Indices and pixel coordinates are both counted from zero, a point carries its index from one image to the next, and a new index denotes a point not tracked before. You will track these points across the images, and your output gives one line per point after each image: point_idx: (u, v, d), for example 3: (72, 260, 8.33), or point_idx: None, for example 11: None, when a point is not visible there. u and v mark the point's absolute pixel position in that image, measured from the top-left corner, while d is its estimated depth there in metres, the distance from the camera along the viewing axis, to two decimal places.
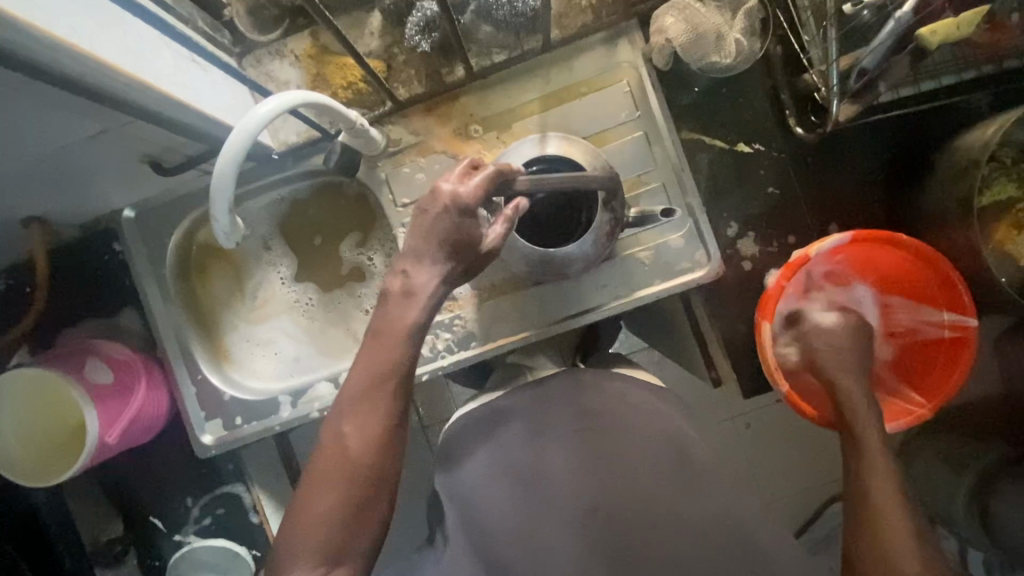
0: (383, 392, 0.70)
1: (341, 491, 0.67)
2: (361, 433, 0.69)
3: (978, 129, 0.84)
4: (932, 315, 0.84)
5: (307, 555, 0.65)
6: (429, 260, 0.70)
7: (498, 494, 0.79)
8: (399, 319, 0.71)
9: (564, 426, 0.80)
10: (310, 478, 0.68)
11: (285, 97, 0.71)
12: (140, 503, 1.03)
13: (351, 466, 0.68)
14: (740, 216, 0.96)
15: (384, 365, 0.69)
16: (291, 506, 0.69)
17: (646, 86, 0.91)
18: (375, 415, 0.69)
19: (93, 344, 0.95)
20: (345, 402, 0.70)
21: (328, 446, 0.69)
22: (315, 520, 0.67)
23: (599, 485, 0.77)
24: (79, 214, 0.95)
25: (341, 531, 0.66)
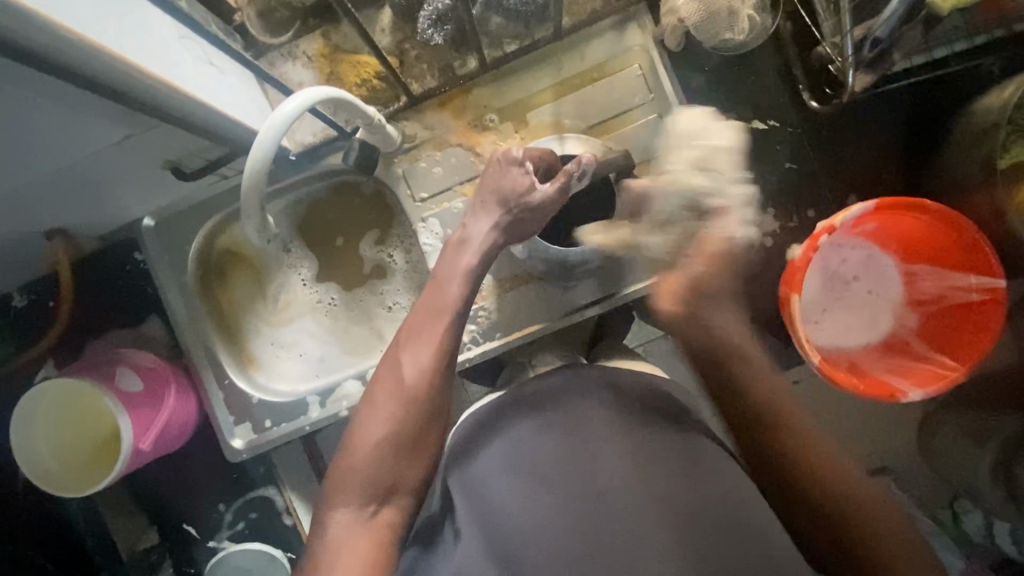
0: (436, 330, 0.73)
1: (398, 422, 0.69)
2: (416, 365, 0.71)
3: (995, 92, 0.84)
4: (959, 279, 0.84)
5: (354, 491, 0.67)
6: (488, 211, 0.80)
7: (494, 489, 0.68)
8: (453, 264, 0.78)
9: (574, 410, 0.70)
10: (366, 407, 0.71)
11: (307, 93, 0.72)
12: (173, 511, 1.04)
13: (402, 401, 0.70)
14: (758, 193, 0.96)
15: (438, 307, 0.74)
16: (343, 443, 0.71)
17: (658, 68, 0.91)
18: (429, 348, 0.72)
19: (121, 353, 0.95)
20: (406, 334, 0.74)
21: (382, 383, 0.72)
22: (370, 453, 0.69)
23: (609, 474, 0.65)
24: (101, 224, 0.96)
25: (386, 469, 0.68)
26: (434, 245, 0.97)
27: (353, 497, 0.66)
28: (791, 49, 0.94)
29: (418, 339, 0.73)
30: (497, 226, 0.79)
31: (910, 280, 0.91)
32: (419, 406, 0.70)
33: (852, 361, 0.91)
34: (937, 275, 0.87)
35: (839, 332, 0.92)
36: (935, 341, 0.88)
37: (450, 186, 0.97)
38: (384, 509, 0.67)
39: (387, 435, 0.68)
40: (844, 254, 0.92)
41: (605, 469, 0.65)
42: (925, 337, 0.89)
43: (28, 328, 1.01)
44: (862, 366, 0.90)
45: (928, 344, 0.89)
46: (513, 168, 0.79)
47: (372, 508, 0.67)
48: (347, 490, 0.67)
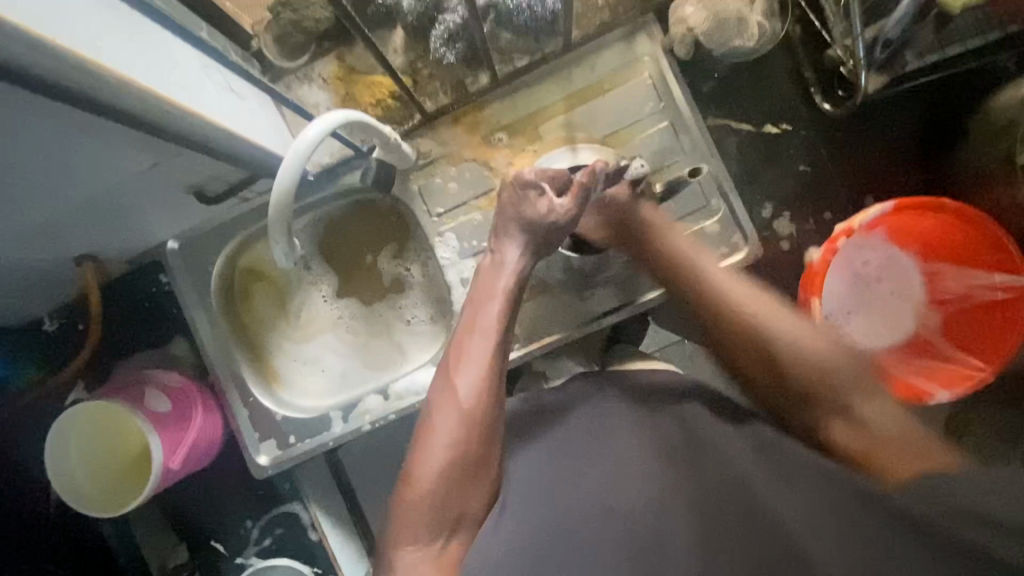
0: (484, 350, 0.72)
1: (462, 449, 0.67)
2: (470, 385, 0.70)
3: (1009, 89, 0.83)
4: (979, 277, 0.84)
5: (421, 527, 0.64)
6: (510, 235, 0.79)
7: (504, 512, 0.67)
8: (490, 286, 0.77)
9: (585, 431, 0.72)
10: (427, 432, 0.69)
11: (330, 118, 0.73)
12: (203, 527, 1.06)
13: (462, 424, 0.68)
14: (774, 197, 0.96)
15: (484, 327, 0.74)
16: (400, 476, 0.68)
17: (669, 77, 0.92)
18: (481, 367, 0.71)
19: (148, 375, 0.98)
20: (453, 359, 0.73)
21: (438, 408, 0.70)
22: (434, 483, 0.66)
23: (620, 492, 0.64)
24: (128, 248, 0.99)
25: (448, 500, 0.65)
26: (452, 259, 0.98)
27: (419, 533, 0.64)
28: (801, 51, 0.94)
29: (467, 365, 0.72)
30: (522, 248, 0.79)
31: (933, 277, 0.89)
32: (476, 428, 0.68)
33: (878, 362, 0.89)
34: (957, 273, 0.87)
35: (860, 335, 0.91)
36: (960, 340, 0.88)
37: (465, 200, 0.98)
38: (453, 542, 0.65)
39: (447, 461, 0.66)
40: (865, 256, 0.90)
41: (619, 489, 0.64)
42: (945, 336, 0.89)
43: (58, 352, 1.04)
44: (889, 368, 0.89)
45: (951, 342, 0.88)
46: (531, 192, 0.78)
47: (440, 542, 0.64)
48: (414, 526, 0.64)
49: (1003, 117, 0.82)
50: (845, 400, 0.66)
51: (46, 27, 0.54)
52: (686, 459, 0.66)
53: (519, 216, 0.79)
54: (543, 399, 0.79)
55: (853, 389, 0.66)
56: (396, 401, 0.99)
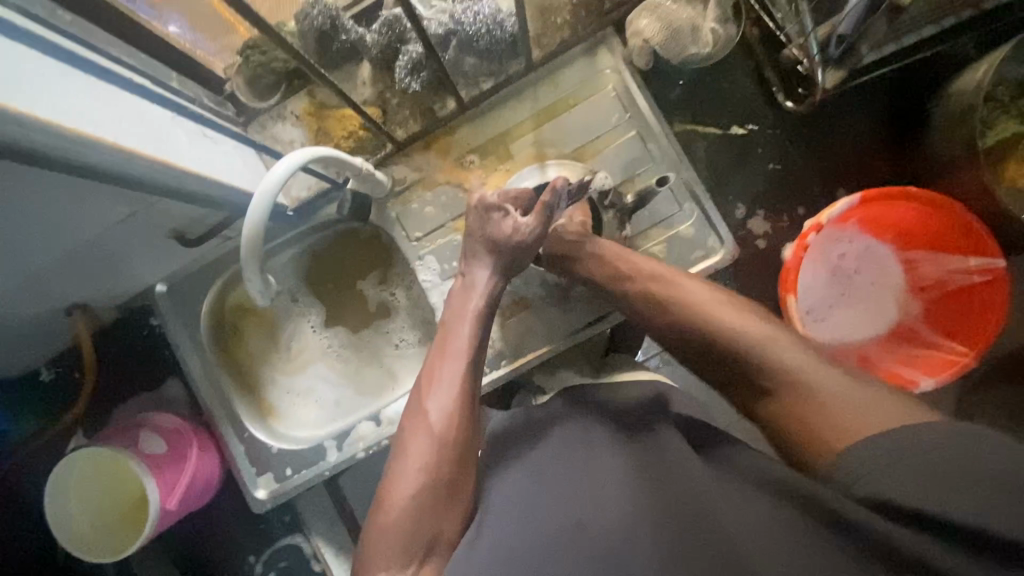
0: (457, 373, 0.73)
1: (435, 472, 0.68)
2: (441, 409, 0.71)
3: (968, 73, 0.83)
4: (956, 262, 0.84)
5: (393, 553, 0.65)
6: (480, 257, 0.80)
7: (483, 533, 0.66)
8: (462, 308, 0.79)
9: (567, 449, 0.73)
10: (399, 457, 0.71)
11: (296, 155, 0.75)
12: (206, 566, 1.06)
13: (434, 448, 0.69)
14: (746, 197, 0.97)
15: (456, 349, 0.75)
16: (374, 501, 0.70)
17: (631, 88, 0.94)
18: (453, 389, 0.72)
19: (144, 417, 0.99)
20: (426, 383, 0.74)
21: (411, 434, 0.71)
22: (407, 508, 0.67)
23: (591, 514, 0.62)
24: (117, 294, 1.01)
25: (421, 525, 0.66)
26: (433, 281, 1.00)
27: (393, 559, 0.65)
28: (760, 53, 0.96)
29: (441, 388, 0.73)
30: (492, 268, 0.80)
31: (911, 267, 0.90)
32: (449, 450, 0.69)
33: (862, 354, 0.91)
34: (935, 259, 0.87)
35: (844, 328, 0.92)
36: (943, 326, 0.87)
37: (443, 223, 1.00)
38: (426, 567, 0.66)
39: (422, 486, 0.67)
40: (841, 249, 0.91)
41: (599, 507, 0.63)
42: (930, 323, 0.89)
43: (56, 401, 1.06)
44: (874, 360, 0.90)
45: (935, 329, 0.88)
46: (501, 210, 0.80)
47: (413, 568, 0.65)
48: (387, 552, 0.65)
49: (963, 101, 0.82)
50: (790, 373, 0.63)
51: (17, 99, 0.56)
52: (654, 477, 0.65)
53: (490, 235, 0.80)
54: (529, 414, 0.80)
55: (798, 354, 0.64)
56: (388, 426, 1.00)
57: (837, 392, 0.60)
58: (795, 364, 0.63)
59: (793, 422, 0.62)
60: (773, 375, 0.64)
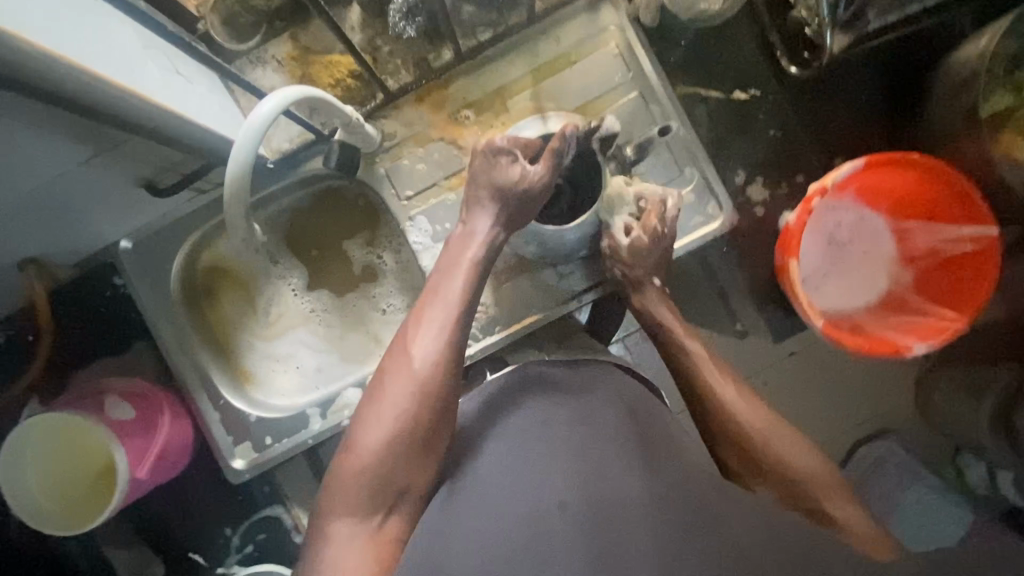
0: (443, 324, 0.70)
1: (408, 421, 0.66)
2: (425, 357, 0.68)
3: (969, 44, 0.84)
4: (948, 230, 0.86)
5: (356, 499, 0.64)
6: (484, 206, 0.76)
7: (448, 511, 0.61)
8: (458, 257, 0.75)
9: (550, 423, 0.66)
10: (374, 399, 0.68)
11: (285, 92, 0.69)
12: (179, 540, 1.01)
13: (416, 394, 0.67)
14: (746, 163, 0.96)
15: (448, 298, 0.71)
16: (342, 443, 0.68)
17: (635, 45, 0.91)
18: (442, 335, 0.69)
19: (105, 382, 0.91)
20: (410, 329, 0.71)
21: (390, 374, 0.69)
22: (369, 456, 0.65)
23: (586, 483, 0.59)
24: (77, 249, 0.93)
25: (388, 470, 0.65)
26: (424, 243, 0.96)
27: (357, 504, 0.64)
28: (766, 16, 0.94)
29: (427, 336, 0.69)
30: (496, 220, 0.76)
31: (903, 236, 0.92)
32: (430, 400, 0.66)
33: (853, 322, 0.91)
34: (927, 228, 0.88)
35: (835, 298, 0.92)
36: (933, 294, 0.89)
37: (435, 181, 0.95)
38: (391, 519, 0.65)
39: (390, 435, 0.65)
40: (836, 218, 0.92)
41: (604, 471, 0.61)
42: (918, 292, 0.91)
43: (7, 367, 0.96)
44: (865, 326, 0.90)
45: (925, 297, 0.89)
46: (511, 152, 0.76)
47: (378, 518, 0.64)
48: (350, 498, 0.65)
49: (963, 71, 0.83)
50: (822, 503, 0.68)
51: None
52: (647, 461, 0.62)
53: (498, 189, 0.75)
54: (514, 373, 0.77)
55: (835, 496, 0.68)
56: None
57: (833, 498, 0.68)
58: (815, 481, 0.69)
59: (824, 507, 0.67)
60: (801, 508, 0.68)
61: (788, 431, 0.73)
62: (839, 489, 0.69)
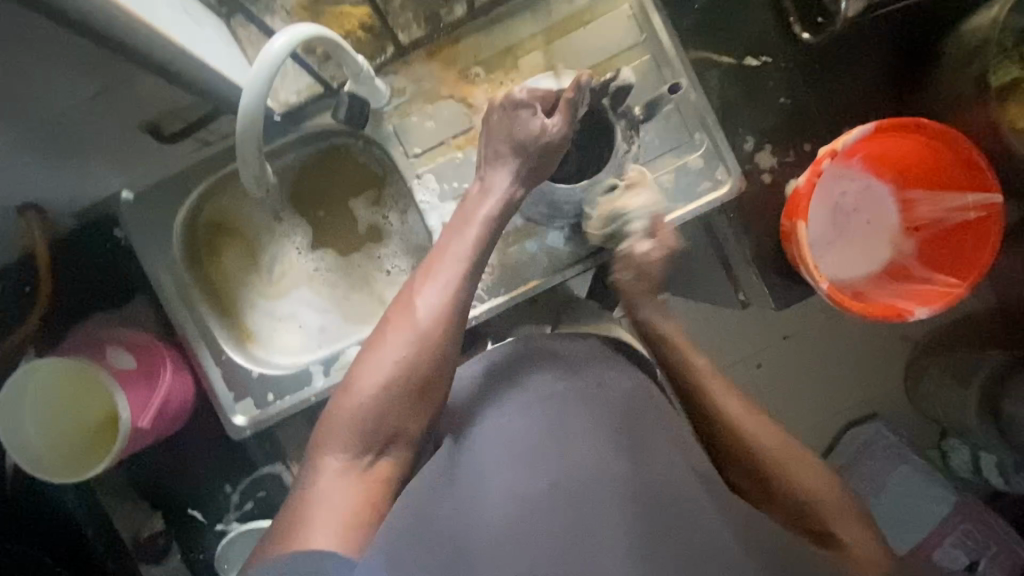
0: (451, 276, 0.70)
1: (409, 368, 0.67)
2: (429, 307, 0.68)
3: (981, 14, 0.85)
4: (953, 200, 0.87)
5: (347, 438, 0.65)
6: (502, 159, 0.76)
7: (436, 501, 0.61)
8: (470, 212, 0.75)
9: (545, 406, 0.67)
10: (376, 344, 0.68)
11: (296, 31, 0.68)
12: (177, 496, 1.00)
13: (415, 342, 0.67)
14: (755, 130, 0.96)
15: (459, 252, 0.71)
16: (340, 385, 0.69)
17: (649, 6, 0.90)
18: (448, 287, 0.69)
19: (108, 332, 0.91)
20: (417, 279, 0.70)
21: (394, 319, 0.69)
22: (370, 397, 0.66)
23: (575, 468, 0.60)
24: (77, 197, 0.91)
25: (386, 411, 0.66)
26: (431, 202, 0.94)
27: (348, 444, 0.65)
28: None
29: (433, 287, 0.69)
30: (512, 175, 0.76)
31: (907, 207, 0.93)
32: (430, 346, 0.67)
33: (856, 290, 0.91)
34: (932, 198, 0.89)
35: (842, 266, 0.93)
36: (936, 263, 0.90)
37: (443, 139, 0.94)
38: (382, 460, 0.66)
39: (390, 379, 0.66)
40: (843, 186, 0.93)
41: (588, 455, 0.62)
42: (920, 261, 0.92)
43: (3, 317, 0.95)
44: (867, 294, 0.91)
45: (928, 266, 0.90)
46: (523, 106, 0.76)
47: (369, 458, 0.65)
48: (342, 436, 0.65)
49: (975, 39, 0.84)
50: (830, 530, 0.69)
51: None
52: (635, 452, 0.63)
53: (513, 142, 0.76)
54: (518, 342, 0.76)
55: (843, 522, 0.70)
56: None
57: (810, 477, 0.73)
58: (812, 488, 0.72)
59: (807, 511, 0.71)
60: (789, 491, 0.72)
61: (760, 421, 0.76)
62: (807, 464, 0.74)
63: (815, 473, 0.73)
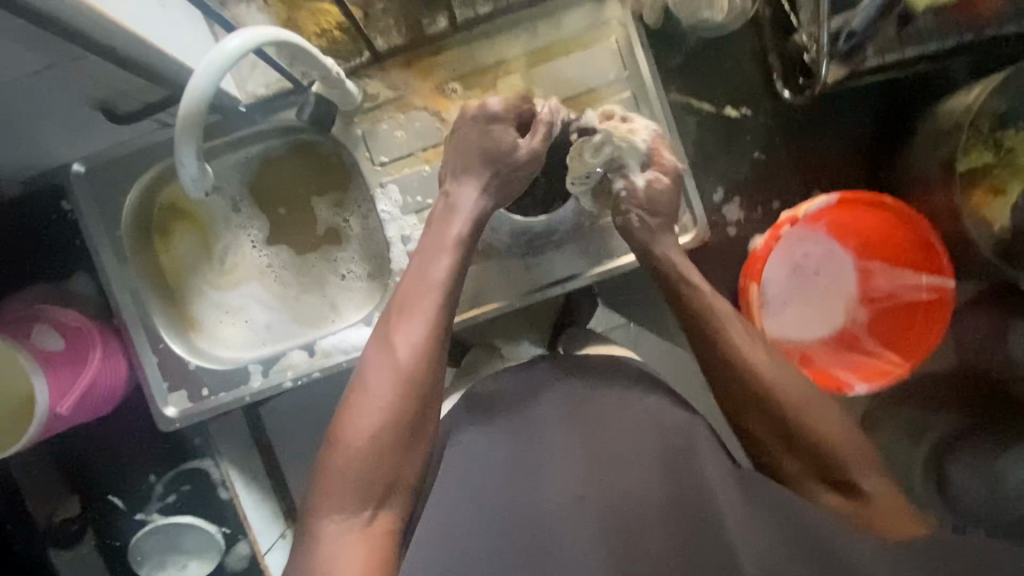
0: (425, 306, 0.70)
1: (396, 411, 0.65)
2: (409, 342, 0.68)
3: (959, 96, 0.84)
4: (907, 277, 0.87)
5: (348, 495, 0.62)
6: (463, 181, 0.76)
7: (444, 507, 0.64)
8: (441, 236, 0.74)
9: (540, 423, 0.69)
10: (358, 393, 0.66)
11: (253, 33, 0.65)
12: (99, 480, 0.97)
13: (396, 387, 0.66)
14: (726, 181, 0.95)
15: (436, 279, 0.72)
16: (327, 440, 0.66)
17: (634, 44, 0.89)
18: (426, 323, 0.69)
19: (40, 310, 0.88)
20: (394, 317, 0.70)
21: (374, 364, 0.68)
22: (364, 447, 0.63)
23: (594, 483, 0.61)
24: (23, 166, 0.87)
25: (381, 457, 0.63)
26: (392, 213, 0.92)
27: (347, 500, 0.62)
28: (769, 36, 0.92)
29: (410, 323, 0.69)
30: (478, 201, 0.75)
31: (866, 276, 0.93)
32: (413, 387, 0.66)
33: (805, 353, 0.92)
34: (890, 272, 0.89)
35: (795, 329, 0.93)
36: (888, 337, 0.90)
37: (412, 151, 0.92)
38: (382, 512, 0.63)
39: (380, 425, 0.64)
40: (806, 248, 0.93)
41: (571, 476, 0.63)
42: (872, 333, 0.92)
43: None
44: (815, 358, 0.91)
45: (879, 340, 0.91)
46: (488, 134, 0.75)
47: (368, 514, 0.62)
48: (341, 496, 0.62)
49: (951, 120, 0.83)
50: (845, 476, 0.64)
51: None
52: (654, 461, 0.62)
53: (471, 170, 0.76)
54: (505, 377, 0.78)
55: (863, 468, 0.64)
56: (322, 359, 0.93)
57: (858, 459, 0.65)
58: (843, 450, 0.65)
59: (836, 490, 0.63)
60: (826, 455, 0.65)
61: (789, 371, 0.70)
62: (864, 458, 0.65)
63: (855, 445, 0.66)
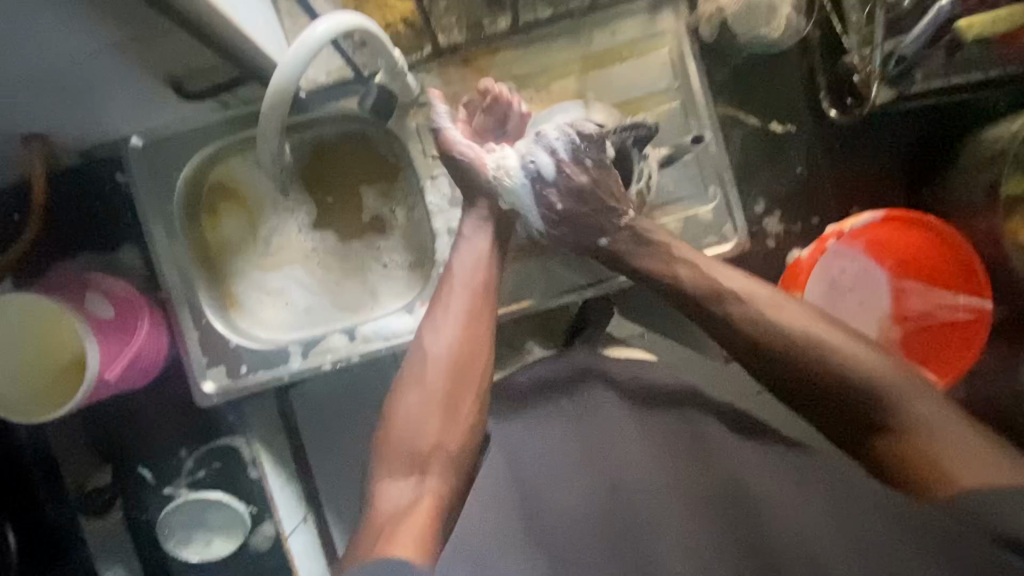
0: (462, 306, 0.78)
1: (437, 390, 0.74)
2: (442, 338, 0.77)
3: (1000, 125, 0.87)
4: (944, 297, 0.91)
5: (400, 462, 0.71)
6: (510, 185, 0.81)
7: (504, 493, 0.70)
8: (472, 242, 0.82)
9: (584, 419, 0.75)
10: (406, 377, 0.76)
11: (338, 20, 0.68)
12: (129, 452, 0.97)
13: (439, 371, 0.75)
14: (767, 194, 0.97)
15: (470, 280, 0.80)
16: (380, 420, 0.75)
17: (687, 56, 0.91)
18: (460, 317, 0.78)
19: (94, 278, 0.89)
20: (434, 313, 0.79)
21: (415, 355, 0.77)
22: (412, 419, 0.73)
23: (640, 481, 0.70)
24: (85, 137, 0.89)
25: (426, 432, 0.72)
26: (441, 206, 0.94)
27: (399, 466, 0.70)
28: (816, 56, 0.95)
29: (447, 318, 0.78)
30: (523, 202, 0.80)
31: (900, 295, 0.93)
32: (454, 370, 0.75)
33: None
34: (927, 293, 0.91)
35: None
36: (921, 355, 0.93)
37: None
38: (430, 482, 0.70)
39: (423, 401, 0.73)
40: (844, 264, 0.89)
41: (621, 473, 0.70)
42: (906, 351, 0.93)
43: None
44: None
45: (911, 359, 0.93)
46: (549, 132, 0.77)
47: (416, 479, 0.70)
48: (394, 461, 0.71)
49: (993, 148, 0.86)
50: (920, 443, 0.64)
51: None
52: (684, 455, 0.71)
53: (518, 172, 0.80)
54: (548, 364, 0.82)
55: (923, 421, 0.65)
56: (362, 344, 0.94)
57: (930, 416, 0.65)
58: (925, 414, 0.65)
59: (905, 450, 0.64)
60: (896, 418, 0.65)
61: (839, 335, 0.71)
62: (925, 395, 0.66)
63: (924, 399, 0.66)
